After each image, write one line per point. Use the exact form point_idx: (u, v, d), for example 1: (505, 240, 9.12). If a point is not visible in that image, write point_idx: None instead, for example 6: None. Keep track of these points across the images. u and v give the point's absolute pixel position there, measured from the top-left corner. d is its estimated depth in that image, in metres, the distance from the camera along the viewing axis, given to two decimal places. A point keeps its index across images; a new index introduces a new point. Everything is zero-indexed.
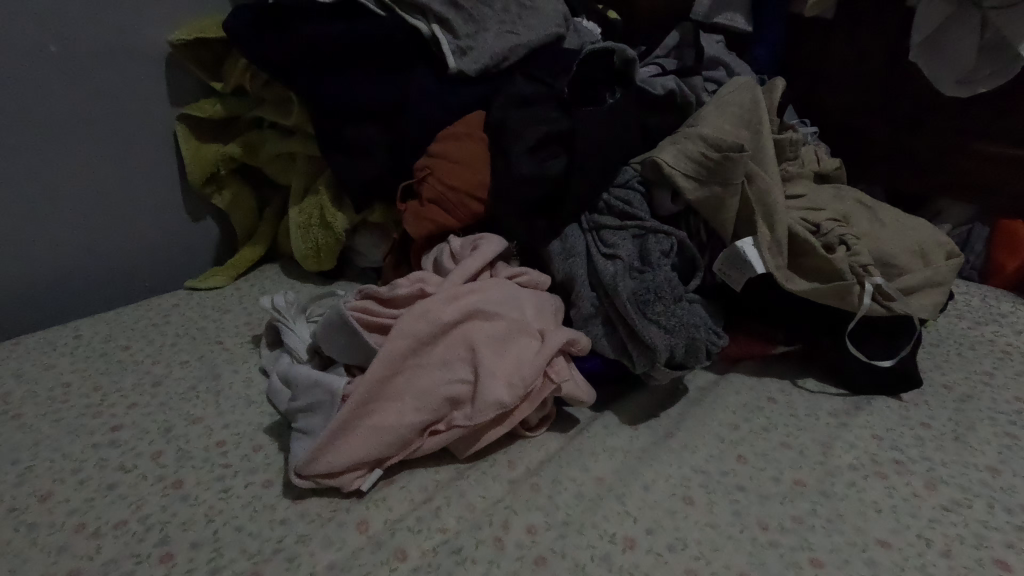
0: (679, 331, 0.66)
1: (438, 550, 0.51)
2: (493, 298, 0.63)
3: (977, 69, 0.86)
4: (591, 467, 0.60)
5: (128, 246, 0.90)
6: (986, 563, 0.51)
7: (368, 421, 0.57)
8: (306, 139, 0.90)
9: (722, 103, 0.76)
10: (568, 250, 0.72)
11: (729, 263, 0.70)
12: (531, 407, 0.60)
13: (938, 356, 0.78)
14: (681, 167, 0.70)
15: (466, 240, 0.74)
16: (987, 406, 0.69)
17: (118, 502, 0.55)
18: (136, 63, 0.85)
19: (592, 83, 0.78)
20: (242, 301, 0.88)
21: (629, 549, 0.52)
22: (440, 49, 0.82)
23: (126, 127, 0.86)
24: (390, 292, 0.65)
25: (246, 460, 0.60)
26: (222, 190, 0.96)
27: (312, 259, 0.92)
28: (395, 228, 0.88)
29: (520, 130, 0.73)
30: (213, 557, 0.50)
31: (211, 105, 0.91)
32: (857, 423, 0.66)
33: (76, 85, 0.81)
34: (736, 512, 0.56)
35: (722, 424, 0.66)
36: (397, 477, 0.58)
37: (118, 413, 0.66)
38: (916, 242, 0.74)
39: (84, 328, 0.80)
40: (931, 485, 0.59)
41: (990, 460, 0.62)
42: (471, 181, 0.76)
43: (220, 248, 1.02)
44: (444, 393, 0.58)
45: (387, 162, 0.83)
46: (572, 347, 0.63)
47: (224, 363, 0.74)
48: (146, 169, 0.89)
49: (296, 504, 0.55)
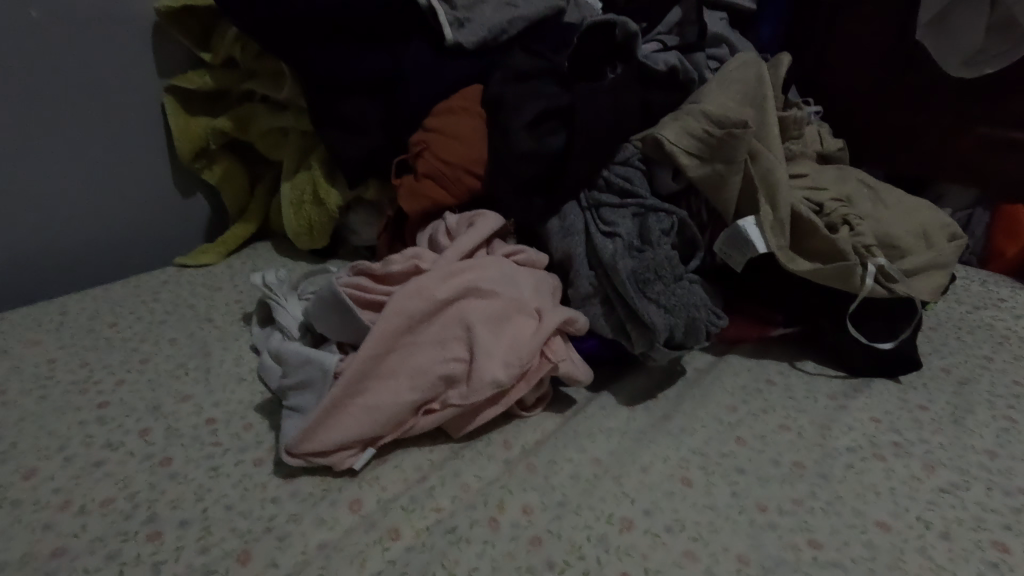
0: (679, 311, 0.65)
1: (432, 530, 0.50)
2: (490, 276, 0.62)
3: (984, 50, 0.84)
4: (588, 448, 0.59)
5: (115, 221, 0.88)
6: (985, 546, 0.51)
7: (361, 399, 0.56)
8: (298, 113, 0.87)
9: (726, 80, 0.74)
10: (567, 228, 0.70)
11: (729, 244, 0.69)
12: (527, 386, 0.59)
13: (937, 340, 0.78)
14: (683, 144, 0.68)
15: (462, 217, 0.72)
16: (986, 390, 0.69)
17: (105, 479, 0.54)
18: (122, 31, 0.82)
19: (592, 55, 0.76)
20: (234, 279, 0.86)
21: (626, 530, 0.51)
22: (436, 21, 0.80)
23: (111, 99, 0.83)
24: (384, 269, 0.64)
25: (236, 439, 0.59)
26: (213, 166, 0.93)
27: (305, 236, 0.90)
28: (390, 205, 0.86)
29: (519, 105, 0.71)
30: (203, 535, 0.49)
31: (200, 76, 0.88)
32: (856, 405, 0.66)
33: (60, 53, 0.78)
34: (734, 494, 0.55)
35: (720, 405, 0.65)
36: (390, 457, 0.57)
37: (105, 391, 0.64)
38: (919, 223, 0.73)
39: (70, 305, 0.78)
40: (929, 467, 0.58)
41: (988, 443, 0.61)
42: (468, 157, 0.75)
43: (211, 225, 0.99)
44: (439, 371, 0.56)
45: (382, 137, 0.81)
46: (569, 327, 0.62)
47: (215, 340, 0.73)
48: (132, 143, 0.87)
49: (287, 483, 0.54)
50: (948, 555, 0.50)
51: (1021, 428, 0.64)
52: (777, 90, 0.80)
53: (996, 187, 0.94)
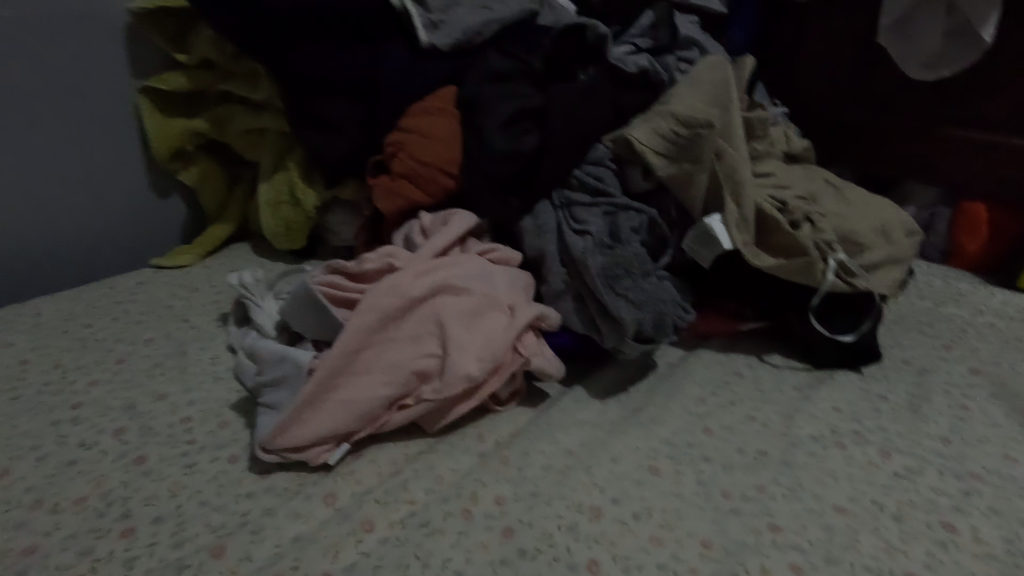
0: (647, 306, 0.67)
1: (405, 522, 0.51)
2: (464, 273, 0.63)
3: (943, 54, 0.87)
4: (560, 440, 0.60)
5: (92, 222, 0.88)
6: (936, 526, 0.54)
7: (336, 395, 0.57)
8: (275, 114, 0.88)
9: (694, 81, 0.76)
10: (540, 226, 0.72)
11: (698, 241, 0.71)
12: (500, 381, 0.60)
13: (899, 333, 0.80)
14: (652, 144, 0.70)
15: (437, 216, 0.73)
16: (943, 380, 0.72)
17: (79, 478, 0.54)
18: (96, 31, 0.82)
19: (565, 57, 0.78)
20: (210, 279, 0.86)
21: (595, 519, 0.53)
22: (411, 24, 0.81)
23: (86, 100, 0.83)
24: (358, 267, 0.65)
25: (212, 436, 0.59)
26: (190, 167, 0.93)
27: (282, 237, 0.90)
28: (367, 205, 0.87)
29: (493, 106, 0.73)
30: (177, 531, 0.50)
31: (175, 77, 0.88)
32: (819, 396, 0.68)
33: (34, 54, 0.78)
34: (701, 482, 0.57)
35: (690, 397, 0.67)
36: (366, 452, 0.58)
37: (80, 391, 0.64)
38: (880, 220, 0.76)
39: (43, 306, 0.78)
40: (886, 453, 0.61)
41: (943, 430, 0.64)
42: (443, 157, 0.76)
43: (188, 225, 0.99)
44: (413, 366, 0.57)
45: (359, 138, 0.82)
46: (541, 322, 0.63)
47: (191, 340, 0.73)
48: (108, 144, 0.87)
49: (262, 479, 0.55)
50: (901, 535, 0.53)
51: (974, 415, 0.66)
52: (743, 92, 0.82)
53: (956, 186, 0.97)
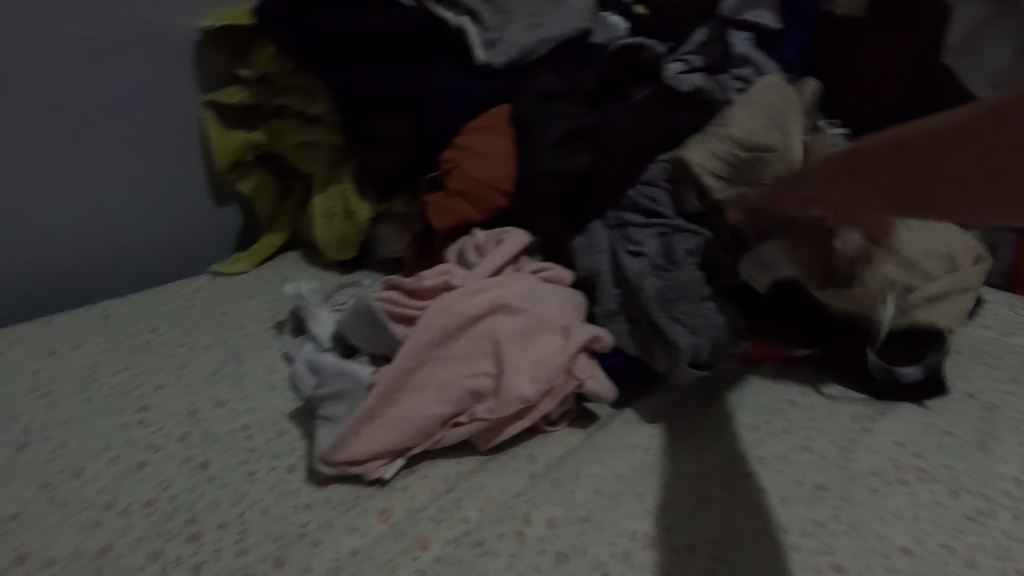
0: (703, 330, 0.67)
1: (459, 540, 0.52)
2: (518, 293, 0.64)
3: (1014, 74, 0.80)
4: (611, 464, 0.60)
5: (157, 229, 0.92)
6: (1008, 574, 0.51)
7: (392, 411, 0.58)
8: (331, 128, 0.90)
9: (750, 102, 0.75)
10: (592, 246, 0.72)
11: (756, 266, 0.70)
12: (553, 402, 0.61)
13: (962, 363, 0.77)
14: (710, 166, 0.70)
15: (490, 233, 0.74)
16: (1013, 416, 0.68)
17: (147, 481, 0.56)
18: (168, 50, 0.87)
19: (619, 78, 0.79)
20: (265, 288, 0.89)
21: (649, 547, 0.52)
22: (467, 41, 0.82)
23: (156, 114, 0.88)
24: (414, 284, 0.66)
25: (270, 445, 0.61)
26: (247, 177, 0.96)
27: (334, 247, 0.92)
28: (418, 219, 0.89)
29: (547, 125, 0.74)
30: (239, 538, 0.51)
31: (237, 92, 0.91)
32: (879, 429, 0.66)
33: (112, 72, 0.82)
34: (757, 514, 0.56)
35: (742, 424, 0.66)
36: (418, 467, 0.59)
37: (146, 394, 0.67)
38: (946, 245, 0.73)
39: (111, 310, 0.81)
40: (953, 493, 0.58)
41: (1014, 470, 0.61)
42: (496, 174, 0.76)
43: (243, 233, 1.02)
44: (468, 385, 0.58)
45: (412, 154, 0.83)
46: (594, 344, 0.63)
47: (248, 348, 0.75)
48: (175, 155, 0.91)
49: (319, 490, 0.56)
50: None
51: None
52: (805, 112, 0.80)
53: None
